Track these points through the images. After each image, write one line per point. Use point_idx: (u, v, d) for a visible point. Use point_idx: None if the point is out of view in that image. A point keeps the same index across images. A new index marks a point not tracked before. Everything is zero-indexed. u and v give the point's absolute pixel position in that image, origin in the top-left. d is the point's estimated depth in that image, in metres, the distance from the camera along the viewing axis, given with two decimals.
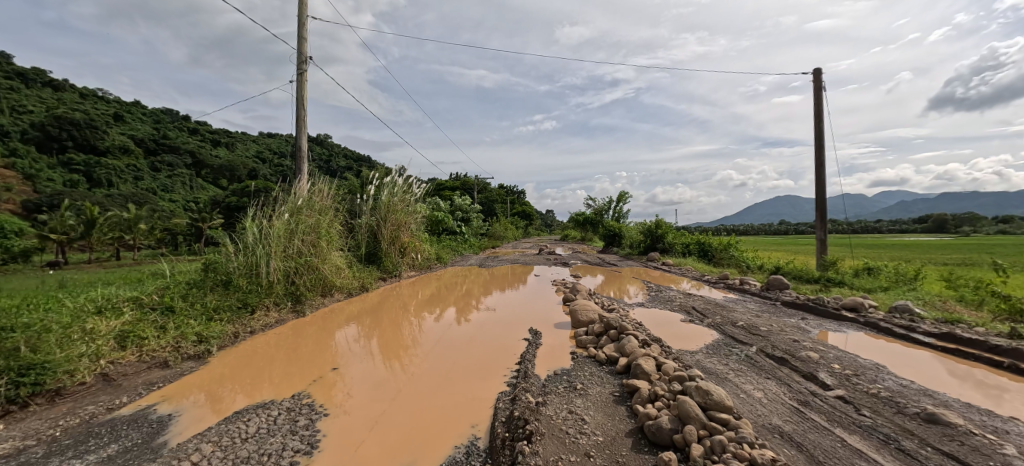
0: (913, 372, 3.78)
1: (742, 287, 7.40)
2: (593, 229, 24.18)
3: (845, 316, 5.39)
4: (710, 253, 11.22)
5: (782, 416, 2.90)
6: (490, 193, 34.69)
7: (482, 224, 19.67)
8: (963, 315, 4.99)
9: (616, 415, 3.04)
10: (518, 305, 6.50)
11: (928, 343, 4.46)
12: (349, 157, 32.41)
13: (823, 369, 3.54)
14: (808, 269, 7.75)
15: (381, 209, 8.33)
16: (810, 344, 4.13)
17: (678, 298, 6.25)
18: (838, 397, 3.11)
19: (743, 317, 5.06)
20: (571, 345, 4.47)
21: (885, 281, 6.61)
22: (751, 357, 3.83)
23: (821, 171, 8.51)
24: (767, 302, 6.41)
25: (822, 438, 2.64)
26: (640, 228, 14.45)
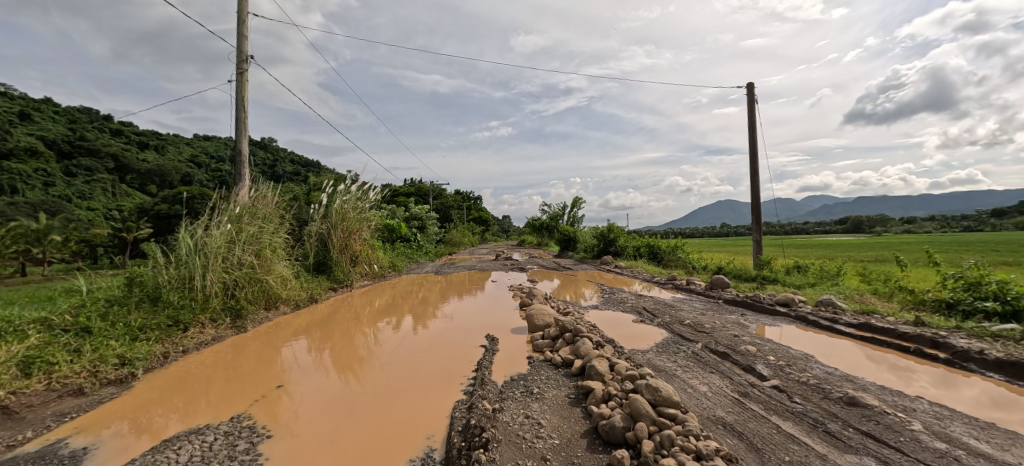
0: (838, 360, 4.15)
1: (688, 287, 7.78)
2: (548, 234, 24.57)
3: (778, 310, 5.82)
4: (659, 255, 11.72)
5: (725, 407, 3.06)
6: (447, 199, 34.36)
7: (438, 230, 19.36)
8: (877, 306, 5.55)
9: (572, 417, 3.06)
10: (477, 312, 6.44)
11: (849, 333, 4.90)
12: (298, 162, 30.88)
13: (761, 361, 3.77)
14: (746, 268, 8.28)
15: (331, 216, 7.98)
16: (749, 338, 4.40)
17: (629, 299, 6.46)
18: (774, 387, 3.32)
19: (689, 315, 5.31)
20: (527, 350, 4.46)
21: (812, 278, 7.21)
22: (697, 353, 4.02)
23: (755, 177, 9.18)
24: (710, 300, 6.78)
25: (760, 427, 2.83)
26: (593, 233, 14.86)
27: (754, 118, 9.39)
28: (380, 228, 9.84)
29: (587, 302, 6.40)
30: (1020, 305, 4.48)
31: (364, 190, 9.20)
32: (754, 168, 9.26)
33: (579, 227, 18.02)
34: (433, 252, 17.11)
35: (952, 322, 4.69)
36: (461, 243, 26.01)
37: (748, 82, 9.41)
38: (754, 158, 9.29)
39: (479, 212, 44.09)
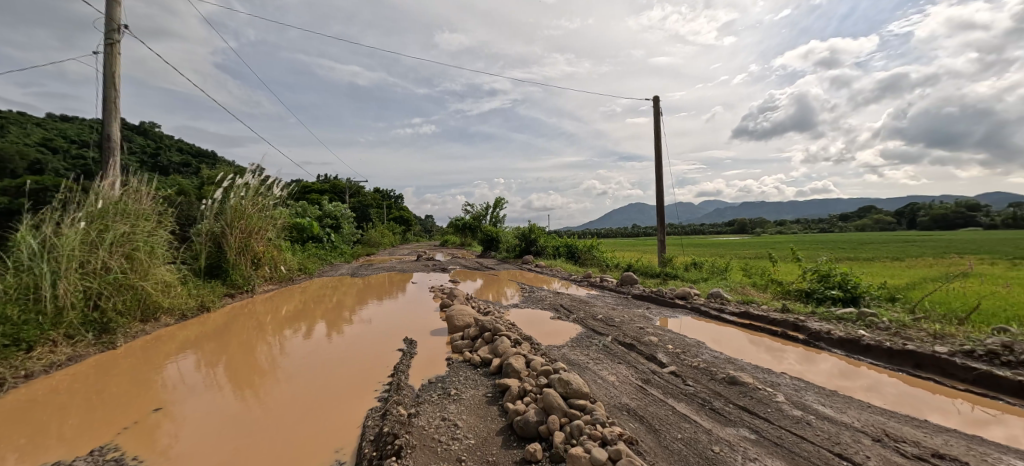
0: (724, 345, 4.72)
1: (601, 283, 8.29)
2: (472, 234, 24.63)
3: (677, 303, 6.45)
4: (577, 254, 12.34)
5: (630, 394, 3.30)
6: (368, 198, 32.77)
7: (354, 230, 18.33)
8: (754, 296, 6.42)
9: (489, 416, 3.07)
10: (396, 315, 6.20)
11: (733, 320, 5.60)
12: (189, 152, 27.13)
13: (661, 350, 4.13)
14: (652, 265, 9.05)
15: (227, 214, 7.15)
16: (652, 329, 4.80)
17: (548, 297, 6.70)
18: (671, 372, 3.65)
19: (601, 310, 5.65)
20: (446, 352, 4.39)
21: (705, 273, 8.11)
22: (607, 345, 4.28)
23: (659, 182, 10.10)
24: (620, 295, 7.30)
25: (658, 409, 3.10)
26: (515, 233, 15.20)
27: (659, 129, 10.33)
28: (286, 227, 9.05)
29: (508, 301, 6.50)
30: (856, 293, 5.51)
31: (268, 185, 8.39)
32: (658, 174, 10.19)
33: (502, 227, 18.31)
34: (350, 253, 16.13)
35: (808, 308, 5.59)
36: (380, 244, 24.91)
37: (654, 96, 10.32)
38: (659, 164, 10.22)
39: (402, 212, 42.80)
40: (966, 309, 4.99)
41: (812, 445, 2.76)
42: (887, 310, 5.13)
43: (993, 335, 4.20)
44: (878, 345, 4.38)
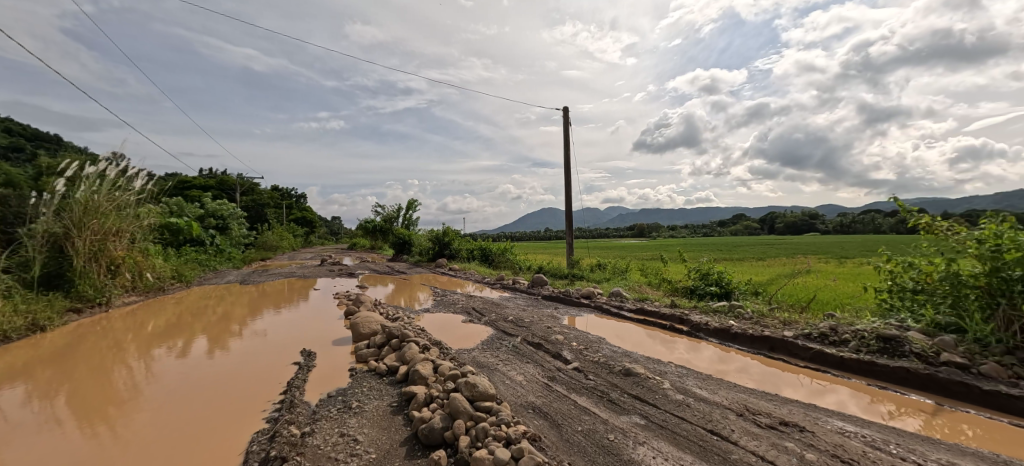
0: (623, 339, 5.14)
1: (513, 285, 8.52)
2: (384, 237, 23.65)
3: (583, 302, 6.87)
4: (491, 257, 12.51)
5: (536, 392, 3.42)
6: (265, 197, 29.64)
7: (245, 232, 16.43)
8: (649, 294, 7.10)
9: (392, 427, 2.94)
10: (295, 325, 5.68)
11: (631, 316, 6.15)
12: (18, 134, 21.92)
13: (566, 347, 4.35)
14: (561, 267, 9.54)
15: (72, 211, 5.95)
16: (559, 328, 5.04)
17: (460, 300, 6.68)
18: (574, 368, 3.86)
19: (512, 312, 5.79)
20: (349, 362, 4.12)
21: (607, 273, 8.78)
22: (516, 346, 4.39)
23: (567, 188, 10.72)
24: (530, 297, 7.57)
25: (561, 405, 3.25)
26: (429, 236, 14.94)
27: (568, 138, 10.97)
28: (155, 228, 7.81)
29: (420, 306, 6.35)
30: (728, 288, 6.40)
31: (126, 178, 7.15)
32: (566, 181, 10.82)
33: (415, 230, 17.89)
34: (239, 258, 14.38)
35: (691, 302, 6.36)
36: (278, 248, 22.58)
37: (564, 107, 10.94)
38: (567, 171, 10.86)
39: (305, 215, 39.49)
40: (805, 299, 6.09)
41: (690, 425, 3.12)
42: (750, 302, 6.04)
43: (824, 319, 5.17)
44: (743, 333, 5.14)
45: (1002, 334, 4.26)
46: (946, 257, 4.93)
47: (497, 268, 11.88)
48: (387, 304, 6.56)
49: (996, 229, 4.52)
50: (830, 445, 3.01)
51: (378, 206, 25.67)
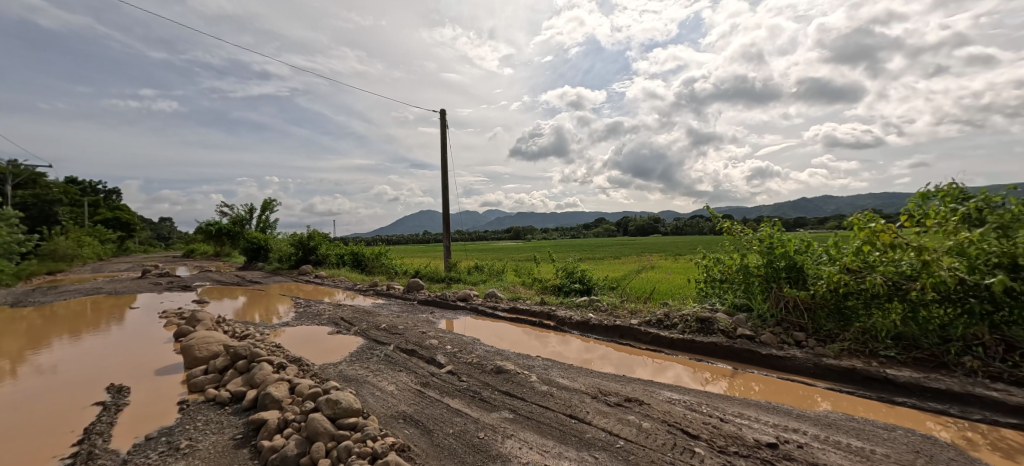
0: (496, 339, 5.41)
1: (388, 291, 8.21)
2: (233, 242, 20.45)
3: (459, 305, 7.01)
4: (363, 263, 11.86)
5: (408, 401, 3.36)
6: (55, 192, 22.91)
7: (16, 238, 12.44)
8: (522, 293, 7.60)
9: (234, 462, 2.56)
10: (102, 356, 4.54)
11: (504, 316, 6.51)
12: None
13: (440, 351, 4.40)
14: (438, 271, 9.55)
15: None
16: (434, 332, 5.05)
17: (327, 310, 6.20)
18: (448, 371, 3.92)
19: (385, 319, 5.59)
20: (180, 394, 3.47)
21: (484, 276, 9.07)
22: (388, 354, 4.25)
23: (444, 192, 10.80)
24: (407, 303, 7.40)
25: (434, 410, 3.26)
26: (291, 240, 13.48)
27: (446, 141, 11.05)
28: None
29: (278, 321, 5.69)
30: (588, 284, 7.24)
31: None
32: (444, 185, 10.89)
33: (274, 234, 15.94)
34: (6, 272, 10.85)
35: (558, 299, 7.04)
36: (72, 258, 17.62)
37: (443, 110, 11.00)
38: (444, 176, 10.92)
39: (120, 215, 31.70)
40: (647, 291, 7.25)
41: (553, 412, 3.42)
42: (606, 295, 6.94)
43: (661, 307, 6.23)
44: (599, 323, 5.87)
45: (774, 309, 5.73)
46: (740, 253, 6.42)
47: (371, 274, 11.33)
48: (235, 321, 5.71)
49: (771, 231, 6.09)
50: (661, 412, 3.63)
51: (226, 205, 21.95)
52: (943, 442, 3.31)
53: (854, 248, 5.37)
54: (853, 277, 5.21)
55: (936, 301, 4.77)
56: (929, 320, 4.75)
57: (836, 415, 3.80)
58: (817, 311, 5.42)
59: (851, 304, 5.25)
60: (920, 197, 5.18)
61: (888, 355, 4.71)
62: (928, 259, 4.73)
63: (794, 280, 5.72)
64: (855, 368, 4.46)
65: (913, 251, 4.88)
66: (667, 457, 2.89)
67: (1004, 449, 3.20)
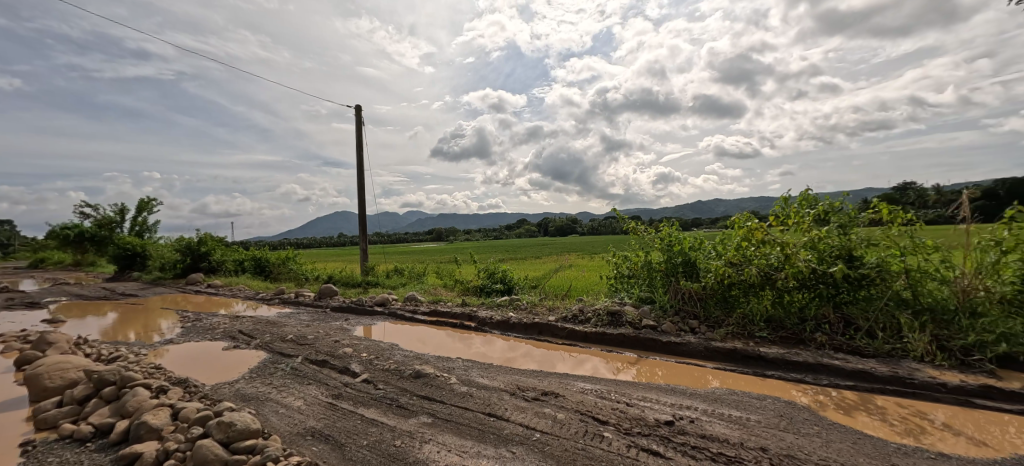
0: (416, 343, 5.38)
1: (297, 300, 7.90)
2: (96, 249, 17.46)
3: (376, 310, 6.89)
4: (267, 269, 11.49)
5: (317, 415, 3.17)
6: None
7: None
8: (442, 296, 7.67)
9: None
10: None
11: (425, 319, 6.50)
12: None
13: (355, 360, 4.26)
14: (353, 275, 9.58)
15: None
16: (347, 340, 4.89)
17: (222, 324, 5.71)
18: (363, 381, 3.80)
19: (291, 330, 5.29)
20: (22, 434, 2.90)
21: (403, 279, 9.30)
22: (296, 367, 4.05)
23: (360, 198, 11.30)
24: (318, 311, 7.11)
25: (346, 422, 3.12)
26: (175, 246, 12.23)
27: (360, 150, 11.80)
28: None
29: (161, 341, 5.04)
30: (509, 284, 7.54)
31: None
32: (359, 192, 11.47)
33: (153, 239, 13.98)
34: None
35: (480, 300, 7.22)
36: None
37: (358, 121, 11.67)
38: (359, 182, 11.67)
39: None
40: (564, 288, 7.71)
41: (472, 412, 3.47)
42: (526, 294, 7.26)
43: (577, 303, 6.68)
44: (519, 322, 6.12)
45: (672, 300, 6.43)
46: (644, 250, 7.13)
47: (276, 281, 10.99)
48: (103, 344, 4.94)
49: (669, 230, 6.95)
50: (574, 402, 3.87)
51: (86, 205, 18.53)
52: (800, 406, 3.98)
53: (736, 244, 6.29)
54: (735, 270, 6.06)
55: (798, 287, 5.69)
56: (792, 303, 5.70)
57: (721, 391, 4.36)
58: (707, 300, 6.22)
59: (734, 293, 6.08)
60: (784, 200, 6.33)
61: (762, 336, 5.51)
62: (790, 253, 5.74)
63: (689, 274, 6.55)
64: (736, 349, 5.17)
65: (779, 246, 5.88)
66: (579, 444, 3.09)
67: (844, 408, 3.93)
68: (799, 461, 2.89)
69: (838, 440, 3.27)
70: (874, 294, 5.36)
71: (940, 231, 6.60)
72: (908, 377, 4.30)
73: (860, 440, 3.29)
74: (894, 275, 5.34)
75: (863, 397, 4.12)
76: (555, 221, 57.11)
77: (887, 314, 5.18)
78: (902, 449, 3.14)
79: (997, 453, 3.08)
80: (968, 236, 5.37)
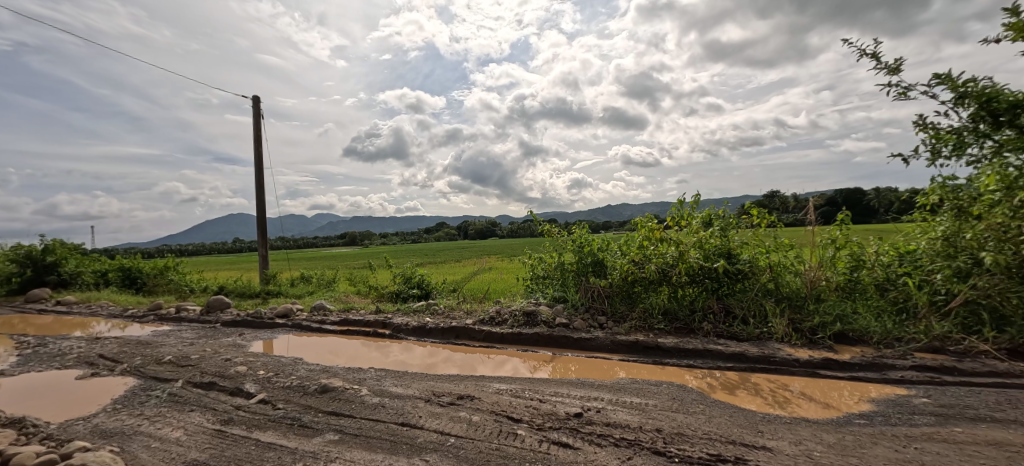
0: (323, 356, 5.13)
1: (180, 315, 7.26)
2: None
3: (277, 323, 6.59)
4: (140, 280, 10.19)
5: (201, 446, 2.85)
6: None
7: None
8: (354, 303, 7.63)
9: None
10: None
11: (334, 330, 6.30)
12: None
13: (249, 379, 3.94)
14: (251, 286, 9.20)
15: None
16: (240, 359, 4.56)
17: (75, 348, 4.93)
18: (259, 401, 3.51)
19: (173, 350, 4.85)
20: None
21: (311, 287, 9.17)
22: (174, 393, 3.63)
23: (260, 202, 10.62)
24: (207, 327, 6.59)
25: (237, 449, 2.84)
26: (7, 255, 10.17)
27: (260, 149, 10.92)
28: None
29: None
30: (426, 289, 7.76)
31: None
32: (259, 194, 10.68)
33: None
34: None
35: (395, 306, 7.23)
36: None
37: (257, 118, 10.83)
38: (258, 183, 10.78)
39: None
40: (481, 292, 8.02)
41: (384, 424, 3.37)
42: (442, 299, 7.45)
43: (495, 305, 6.93)
44: (435, 327, 6.12)
45: (583, 299, 6.90)
46: (558, 252, 7.61)
47: (152, 294, 9.86)
48: None
49: (580, 233, 7.48)
50: (489, 404, 3.96)
51: None
52: (690, 388, 4.52)
53: (639, 243, 6.98)
54: (638, 267, 6.71)
55: (689, 282, 6.46)
56: (684, 297, 6.47)
57: (625, 381, 4.77)
58: (613, 297, 6.77)
59: (636, 289, 6.73)
60: (678, 202, 7.12)
61: (660, 328, 6.11)
62: (682, 251, 6.51)
63: (597, 272, 7.12)
64: (638, 341, 5.69)
65: (673, 245, 6.65)
66: (493, 444, 3.15)
67: (727, 387, 4.53)
68: (687, 438, 3.26)
69: (718, 415, 3.78)
70: (747, 286, 6.30)
71: (797, 232, 7.92)
72: (772, 356, 5.11)
73: (736, 413, 3.84)
74: (761, 269, 6.28)
75: (742, 376, 4.79)
76: (476, 224, 57.90)
77: (756, 302, 6.08)
78: (765, 418, 3.73)
79: (835, 413, 3.80)
80: (815, 235, 6.57)
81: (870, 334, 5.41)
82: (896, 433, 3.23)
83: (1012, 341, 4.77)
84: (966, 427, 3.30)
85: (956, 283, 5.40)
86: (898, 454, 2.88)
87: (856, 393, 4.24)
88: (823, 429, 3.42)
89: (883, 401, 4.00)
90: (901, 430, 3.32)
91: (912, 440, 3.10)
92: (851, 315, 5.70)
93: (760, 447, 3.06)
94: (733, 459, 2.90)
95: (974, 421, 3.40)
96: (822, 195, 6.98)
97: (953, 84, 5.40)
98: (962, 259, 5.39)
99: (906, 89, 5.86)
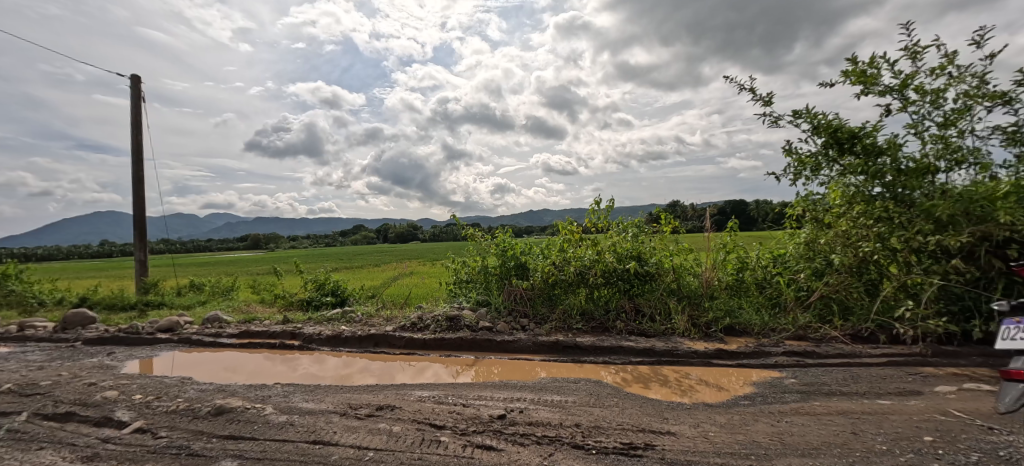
0: (217, 374, 4.59)
1: (25, 334, 5.99)
2: None
3: (159, 339, 5.76)
4: None
5: None
6: None
7: None
8: (257, 313, 6.93)
9: None
10: None
11: (232, 344, 5.69)
12: None
13: (122, 406, 3.41)
14: (125, 296, 7.91)
15: None
16: (109, 383, 3.91)
17: None
18: (135, 431, 3.06)
19: (13, 377, 3.99)
20: None
21: (202, 296, 8.15)
22: (16, 429, 3.00)
23: (139, 198, 9.17)
24: (63, 346, 5.53)
25: None
26: None
27: (139, 136, 9.46)
28: None
29: None
30: (342, 296, 7.35)
31: None
32: (137, 190, 9.22)
33: None
34: None
35: (306, 315, 6.73)
36: None
37: (137, 100, 9.37)
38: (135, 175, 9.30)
39: None
40: (402, 297, 7.82)
41: (293, 443, 3.12)
42: (360, 306, 7.12)
43: (417, 310, 6.80)
44: (352, 336, 5.84)
45: (506, 301, 7.08)
46: (481, 256, 7.73)
47: None
48: None
49: (503, 237, 7.66)
50: (411, 412, 3.88)
51: None
52: (606, 383, 4.86)
53: (560, 245, 7.38)
54: (559, 268, 7.11)
55: (604, 283, 6.99)
56: (601, 297, 6.95)
57: (546, 380, 4.99)
58: (535, 299, 7.04)
59: (557, 291, 7.10)
60: (596, 205, 7.60)
61: (578, 328, 6.48)
62: (599, 254, 7.07)
63: (520, 275, 7.34)
64: (558, 341, 5.98)
65: (591, 248, 7.15)
66: (415, 454, 3.10)
67: (638, 380, 4.96)
68: (603, 430, 3.53)
69: (629, 406, 4.14)
70: (654, 285, 6.96)
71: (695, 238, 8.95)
72: (675, 349, 5.71)
73: (645, 403, 4.24)
74: (666, 271, 6.99)
75: (652, 369, 5.28)
76: (398, 228, 56.18)
77: (662, 301, 6.74)
78: (670, 405, 4.18)
79: (725, 397, 4.38)
80: (709, 240, 7.50)
81: (751, 326, 6.30)
82: (772, 410, 3.84)
83: (853, 327, 5.89)
84: (822, 400, 4.03)
85: (814, 281, 6.50)
86: (773, 427, 3.43)
87: (741, 378, 4.92)
88: (717, 411, 3.93)
89: (761, 384, 4.71)
90: (775, 407, 3.95)
91: (784, 415, 3.71)
92: (737, 310, 6.58)
93: (666, 432, 3.42)
94: (643, 445, 3.20)
95: (829, 395, 4.17)
96: (714, 205, 7.98)
97: (810, 116, 6.54)
98: (818, 261, 6.52)
99: (777, 118, 6.93)
